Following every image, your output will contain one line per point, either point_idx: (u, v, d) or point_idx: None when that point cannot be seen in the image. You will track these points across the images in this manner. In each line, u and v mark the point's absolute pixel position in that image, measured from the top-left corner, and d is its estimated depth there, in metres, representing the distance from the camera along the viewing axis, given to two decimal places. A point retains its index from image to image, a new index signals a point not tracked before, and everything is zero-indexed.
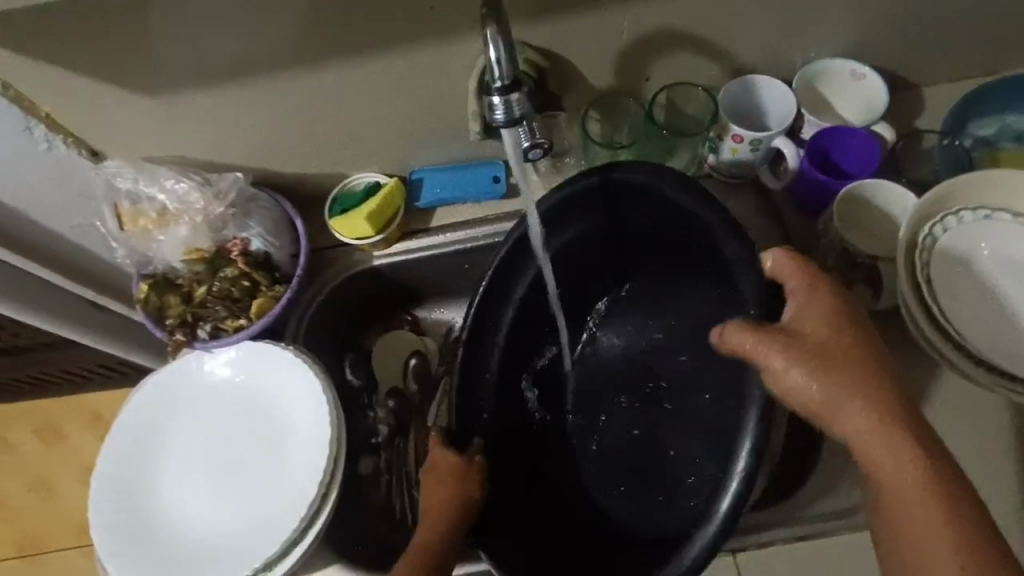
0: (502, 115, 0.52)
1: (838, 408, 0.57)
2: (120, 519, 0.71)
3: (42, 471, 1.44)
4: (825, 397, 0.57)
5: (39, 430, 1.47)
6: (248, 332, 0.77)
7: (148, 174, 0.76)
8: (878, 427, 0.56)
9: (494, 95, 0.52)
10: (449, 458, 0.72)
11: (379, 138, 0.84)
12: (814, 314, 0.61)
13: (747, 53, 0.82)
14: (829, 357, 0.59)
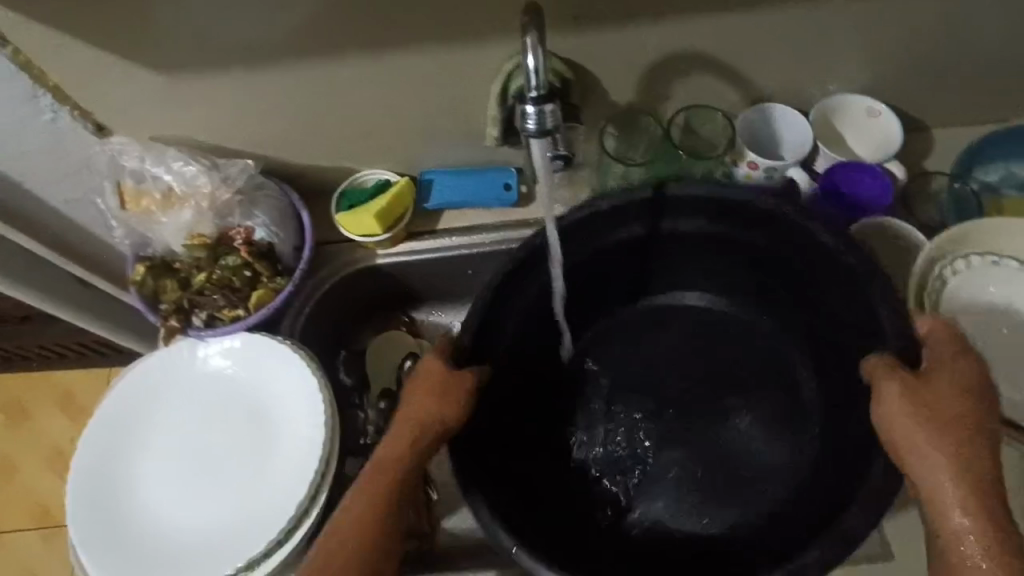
0: (534, 125, 0.52)
1: (940, 490, 0.54)
2: (98, 508, 0.69)
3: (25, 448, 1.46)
4: (930, 478, 0.54)
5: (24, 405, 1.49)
6: (245, 324, 0.75)
7: (156, 155, 0.74)
8: (984, 528, 0.52)
9: (528, 105, 0.52)
10: (435, 372, 0.65)
11: (393, 136, 0.83)
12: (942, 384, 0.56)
13: (767, 82, 0.82)
14: (947, 430, 0.55)
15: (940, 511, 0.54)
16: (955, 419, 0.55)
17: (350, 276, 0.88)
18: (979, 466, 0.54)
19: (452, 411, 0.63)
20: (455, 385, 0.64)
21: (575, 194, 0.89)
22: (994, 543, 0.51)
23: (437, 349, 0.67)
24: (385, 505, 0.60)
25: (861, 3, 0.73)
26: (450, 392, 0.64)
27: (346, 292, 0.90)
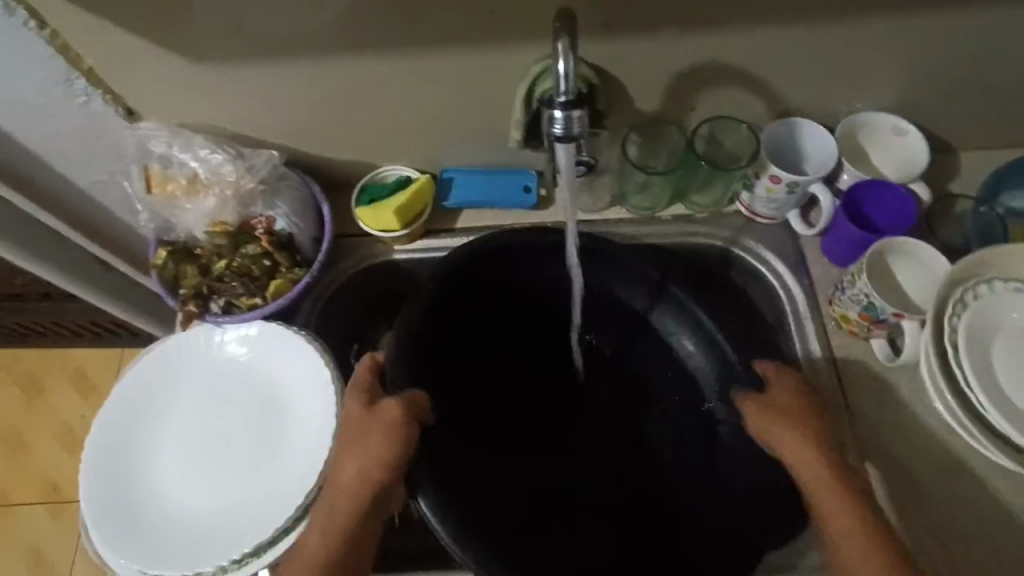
0: (561, 130, 0.53)
1: (812, 483, 0.64)
2: (108, 487, 0.70)
3: (70, 418, 1.60)
4: (804, 474, 0.65)
5: (73, 379, 1.64)
6: (261, 312, 0.75)
7: (184, 142, 0.75)
8: (851, 507, 0.62)
9: (557, 108, 0.52)
10: (355, 415, 0.65)
11: (417, 134, 0.83)
12: (789, 394, 0.70)
13: (795, 96, 0.82)
14: (799, 441, 0.66)
15: (817, 499, 0.64)
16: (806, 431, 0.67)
17: (366, 270, 0.89)
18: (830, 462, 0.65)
19: (379, 448, 0.62)
20: (376, 422, 0.63)
21: (596, 199, 0.89)
22: (862, 519, 0.61)
23: (357, 387, 0.68)
24: (345, 544, 0.61)
25: (895, 21, 0.72)
26: (371, 429, 0.63)
27: (361, 286, 0.91)
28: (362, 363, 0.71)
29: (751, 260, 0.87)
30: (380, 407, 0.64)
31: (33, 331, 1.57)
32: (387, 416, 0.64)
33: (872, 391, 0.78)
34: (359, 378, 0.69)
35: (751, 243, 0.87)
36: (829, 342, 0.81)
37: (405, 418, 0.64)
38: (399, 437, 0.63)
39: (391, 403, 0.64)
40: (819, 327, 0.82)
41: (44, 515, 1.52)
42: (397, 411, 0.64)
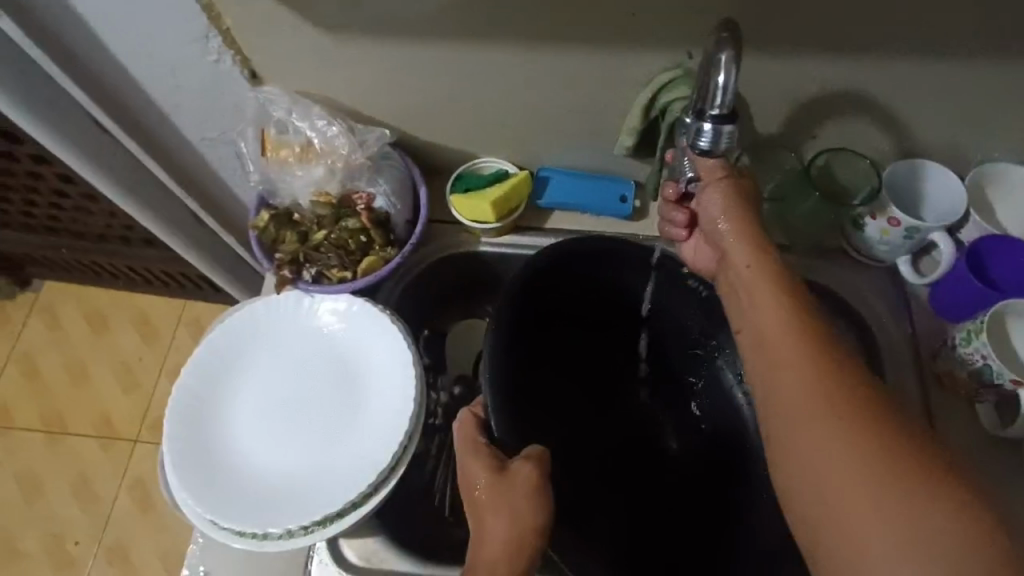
0: (708, 142, 0.54)
1: (770, 347, 0.59)
2: (190, 435, 0.71)
3: (132, 359, 1.66)
4: (762, 334, 0.60)
5: (139, 323, 1.71)
6: (351, 287, 0.77)
7: (303, 110, 0.76)
8: (810, 366, 0.55)
9: (707, 121, 0.54)
10: (487, 482, 0.60)
11: (524, 129, 0.82)
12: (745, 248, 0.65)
13: (926, 136, 0.77)
14: (741, 233, 0.66)
15: (760, 364, 0.59)
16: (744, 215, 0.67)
17: (449, 258, 0.89)
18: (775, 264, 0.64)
19: (526, 511, 0.58)
20: (516, 485, 0.60)
21: None
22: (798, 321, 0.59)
23: (473, 449, 0.64)
24: None
25: None
26: (510, 493, 0.59)
27: (442, 274, 0.90)
28: (462, 419, 0.68)
29: (850, 301, 0.83)
30: (514, 470, 0.61)
31: (111, 270, 1.65)
32: (525, 478, 0.60)
33: (971, 455, 0.74)
34: (470, 442, 0.65)
35: (850, 283, 0.84)
36: (928, 399, 0.77)
37: (541, 476, 0.60)
38: (540, 498, 0.59)
39: (525, 465, 0.61)
40: (917, 382, 0.78)
41: (98, 448, 1.59)
42: (533, 471, 0.60)
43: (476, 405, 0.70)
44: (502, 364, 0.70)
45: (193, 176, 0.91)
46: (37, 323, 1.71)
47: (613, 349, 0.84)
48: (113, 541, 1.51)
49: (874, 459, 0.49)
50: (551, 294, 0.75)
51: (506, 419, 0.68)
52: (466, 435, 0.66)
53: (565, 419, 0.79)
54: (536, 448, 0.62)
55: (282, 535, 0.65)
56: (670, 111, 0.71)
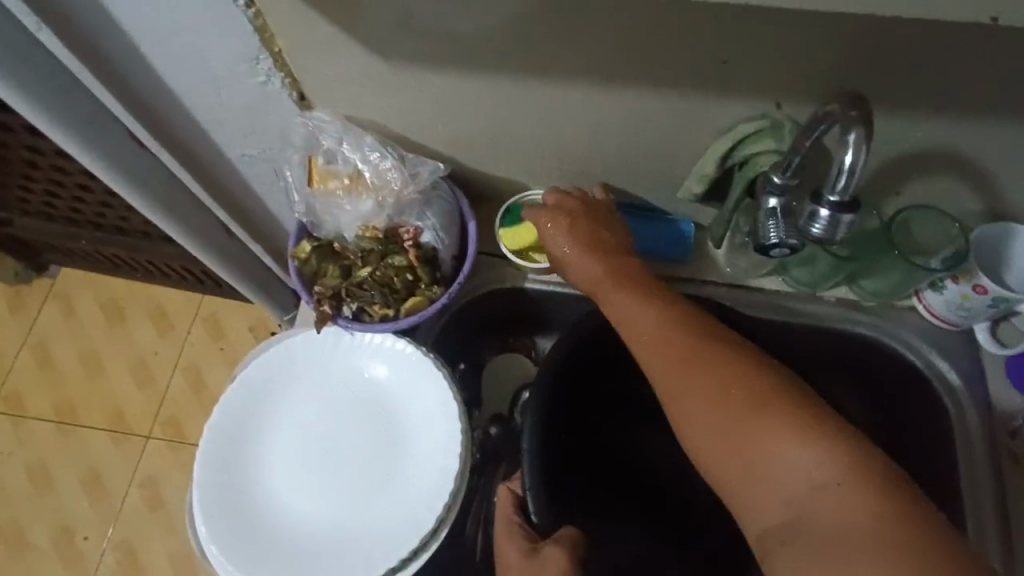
0: (825, 228, 0.57)
1: (696, 404, 0.54)
2: (220, 477, 0.67)
3: (148, 353, 1.63)
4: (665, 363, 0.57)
5: (155, 316, 1.67)
6: (396, 325, 0.72)
7: (355, 137, 0.72)
8: (721, 378, 0.54)
9: (823, 207, 0.57)
10: (518, 566, 0.62)
11: (582, 166, 0.77)
12: (615, 282, 0.64)
13: (1019, 200, 0.72)
14: (564, 249, 0.68)
15: (681, 408, 0.55)
16: (584, 234, 0.68)
17: (493, 294, 0.84)
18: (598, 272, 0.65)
19: None
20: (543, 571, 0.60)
21: (756, 266, 0.80)
22: (677, 338, 0.57)
23: (508, 531, 0.66)
24: None
25: None
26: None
27: (484, 309, 0.86)
28: (501, 499, 0.70)
29: (921, 367, 0.78)
30: (543, 554, 0.61)
31: (130, 263, 1.62)
32: (553, 564, 0.60)
33: None
34: (506, 524, 0.67)
35: (921, 346, 0.78)
36: (999, 479, 0.73)
37: (571, 564, 0.60)
38: None
39: (554, 553, 0.61)
40: (989, 461, 0.73)
41: (110, 443, 1.56)
42: (562, 557, 0.60)
43: (513, 481, 0.72)
44: (543, 435, 0.71)
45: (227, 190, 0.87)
46: (53, 310, 1.68)
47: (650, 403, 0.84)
48: (122, 539, 1.48)
49: (791, 442, 0.49)
50: (595, 354, 0.78)
51: (543, 498, 0.68)
52: (503, 512, 0.68)
53: (598, 473, 0.81)
54: (568, 531, 0.63)
55: None
56: (753, 164, 0.67)
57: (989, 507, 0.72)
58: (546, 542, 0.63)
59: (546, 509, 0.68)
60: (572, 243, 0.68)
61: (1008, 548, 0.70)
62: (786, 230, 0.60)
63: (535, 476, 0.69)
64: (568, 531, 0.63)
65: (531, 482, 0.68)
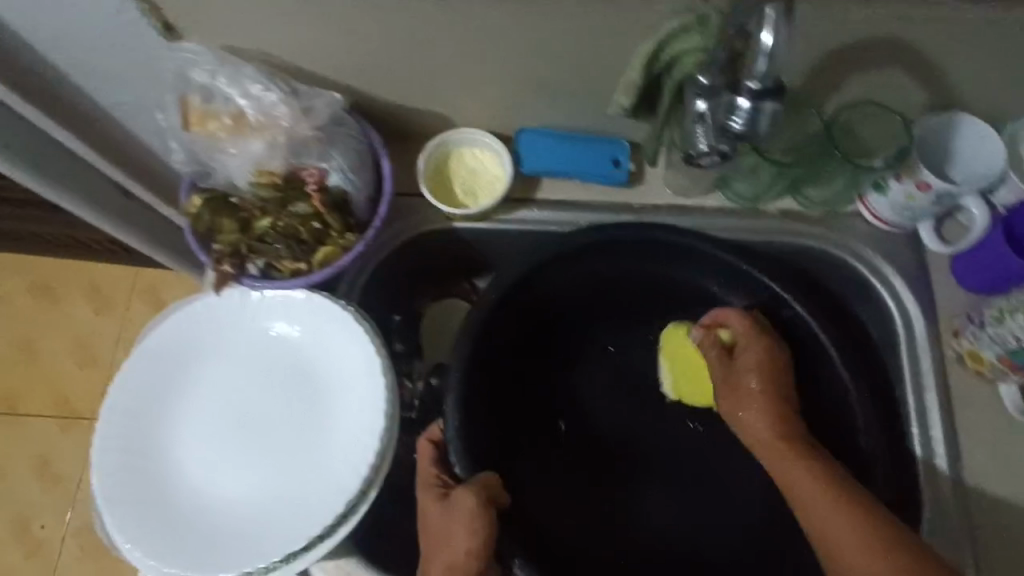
0: (744, 120, 0.52)
1: (847, 545, 0.60)
2: (122, 461, 0.62)
3: (92, 330, 1.46)
4: (812, 493, 0.64)
5: (86, 291, 1.48)
6: (308, 280, 0.66)
7: (231, 71, 0.62)
8: (851, 520, 0.61)
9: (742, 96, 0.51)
10: (434, 512, 0.64)
11: (502, 86, 0.70)
12: (773, 424, 0.70)
13: (963, 87, 0.67)
14: (736, 382, 0.73)
15: (830, 543, 0.61)
16: (761, 369, 0.72)
17: (422, 239, 0.78)
18: (767, 414, 0.71)
19: (463, 538, 0.62)
20: (456, 514, 0.63)
21: (695, 183, 0.76)
22: (835, 485, 0.63)
23: (425, 483, 0.67)
24: None
25: None
26: (453, 522, 0.63)
27: (415, 254, 0.80)
28: (421, 450, 0.70)
29: (863, 273, 0.75)
30: (454, 499, 0.63)
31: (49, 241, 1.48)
32: (462, 506, 0.63)
33: (990, 443, 0.69)
34: (425, 476, 0.68)
35: (865, 251, 0.75)
36: (946, 381, 0.71)
37: (481, 503, 0.63)
38: (479, 525, 0.62)
39: (465, 495, 0.63)
40: (937, 362, 0.72)
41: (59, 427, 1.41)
42: (471, 499, 0.63)
43: (431, 430, 0.71)
44: (469, 382, 0.70)
45: (110, 141, 0.76)
46: None
47: (586, 338, 0.82)
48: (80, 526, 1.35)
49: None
50: (527, 296, 0.75)
51: (466, 448, 0.68)
52: (423, 458, 0.69)
53: (534, 413, 0.80)
54: (483, 475, 0.65)
55: None
56: (679, 66, 0.60)
57: (935, 407, 0.71)
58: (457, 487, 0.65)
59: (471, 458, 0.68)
60: (748, 373, 0.72)
61: (954, 450, 0.69)
62: (714, 136, 0.56)
63: (460, 427, 0.69)
64: (482, 476, 0.65)
65: (455, 432, 0.68)
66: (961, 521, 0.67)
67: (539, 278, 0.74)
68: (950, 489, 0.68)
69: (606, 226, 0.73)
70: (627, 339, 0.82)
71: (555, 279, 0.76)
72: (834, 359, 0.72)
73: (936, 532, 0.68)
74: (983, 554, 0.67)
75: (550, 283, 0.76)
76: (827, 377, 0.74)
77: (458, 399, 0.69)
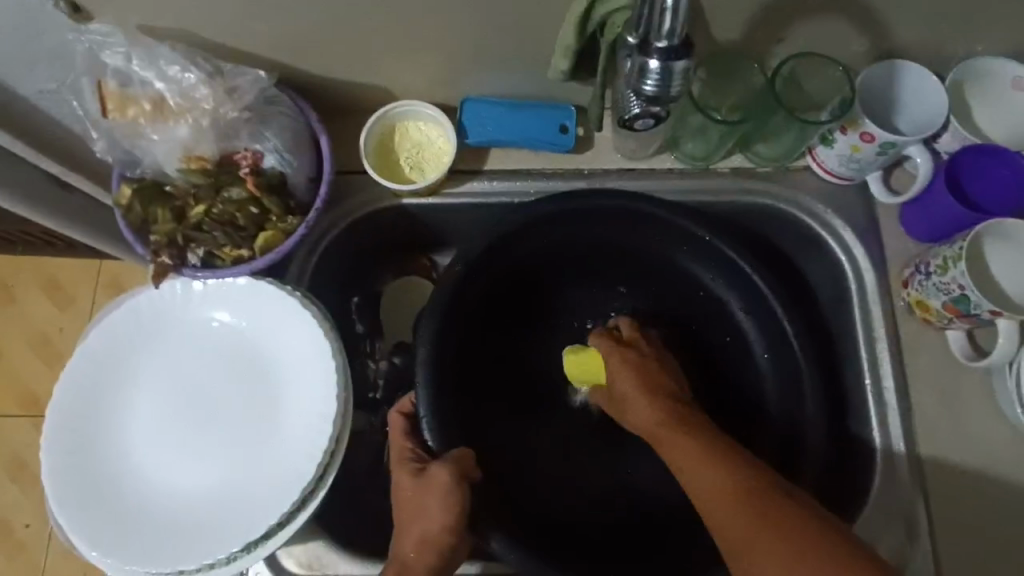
0: (653, 81, 0.51)
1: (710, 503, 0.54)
2: (72, 461, 0.62)
3: (48, 326, 1.24)
4: (677, 458, 0.58)
5: (45, 284, 1.26)
6: (251, 266, 0.64)
7: (145, 52, 0.59)
8: (712, 475, 0.55)
9: (651, 57, 0.50)
10: (407, 486, 0.63)
11: (436, 53, 0.68)
12: (647, 404, 0.64)
13: (901, 34, 0.67)
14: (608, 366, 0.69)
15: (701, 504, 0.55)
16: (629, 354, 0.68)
17: (369, 219, 0.76)
18: (635, 386, 0.66)
19: (438, 513, 0.61)
20: (430, 489, 0.62)
21: (644, 146, 0.74)
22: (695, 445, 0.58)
23: (397, 455, 0.66)
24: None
25: None
26: (427, 498, 0.62)
27: (367, 232, 0.78)
28: (393, 423, 0.69)
29: (815, 228, 0.75)
30: (430, 474, 0.62)
31: None
32: (438, 481, 0.62)
33: (938, 387, 0.71)
34: (399, 451, 0.66)
35: (817, 206, 0.75)
36: (897, 329, 0.72)
37: (457, 479, 0.62)
38: (455, 499, 0.62)
39: (442, 471, 0.62)
40: (886, 311, 0.73)
41: (32, 431, 1.21)
42: (448, 474, 0.62)
43: (402, 403, 0.70)
44: (438, 356, 0.69)
45: (31, 127, 0.72)
46: None
47: (550, 309, 0.82)
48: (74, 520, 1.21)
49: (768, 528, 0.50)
50: (494, 267, 0.74)
51: (438, 423, 0.67)
52: (396, 430, 0.68)
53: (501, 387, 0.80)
54: (461, 449, 0.65)
55: (200, 568, 0.58)
56: (610, 25, 0.59)
57: (886, 354, 0.72)
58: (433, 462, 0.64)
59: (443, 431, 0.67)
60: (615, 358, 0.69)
61: (904, 394, 0.71)
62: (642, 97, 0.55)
63: (431, 402, 0.67)
64: (460, 451, 0.64)
65: (427, 409, 0.67)
66: (913, 464, 0.69)
67: (503, 248, 0.73)
68: (901, 433, 0.70)
69: (560, 194, 0.71)
70: (586, 307, 0.82)
71: (519, 250, 0.74)
72: (783, 320, 0.72)
73: (888, 476, 0.69)
74: (934, 492, 0.69)
75: (515, 254, 0.74)
76: (779, 339, 0.74)
77: (428, 373, 0.68)
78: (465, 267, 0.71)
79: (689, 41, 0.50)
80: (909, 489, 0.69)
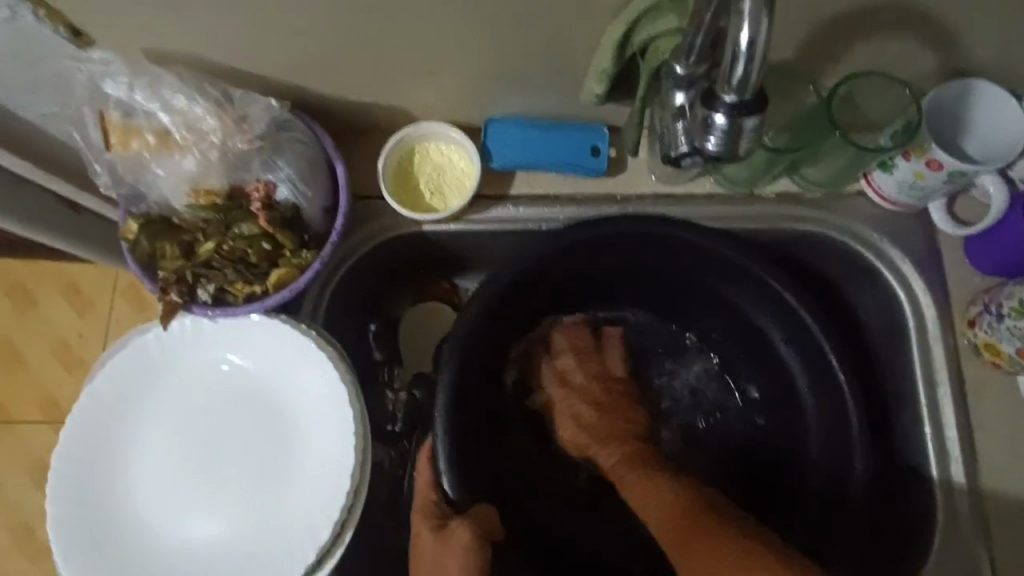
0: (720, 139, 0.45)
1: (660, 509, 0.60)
2: (78, 512, 0.59)
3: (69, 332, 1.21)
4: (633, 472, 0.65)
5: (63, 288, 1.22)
6: (263, 304, 0.60)
7: (149, 82, 0.56)
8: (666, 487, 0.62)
9: (717, 111, 0.45)
10: (426, 541, 0.60)
11: (459, 74, 0.64)
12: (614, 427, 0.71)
13: (971, 50, 0.60)
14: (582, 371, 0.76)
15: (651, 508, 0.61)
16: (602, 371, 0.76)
17: (389, 245, 0.72)
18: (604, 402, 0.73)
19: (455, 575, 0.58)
20: (449, 551, 0.58)
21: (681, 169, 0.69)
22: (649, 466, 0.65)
23: (419, 507, 0.62)
24: None
25: None
26: (446, 558, 0.58)
27: (387, 258, 0.74)
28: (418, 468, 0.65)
29: (870, 259, 0.69)
30: (449, 532, 0.59)
31: None
32: (457, 541, 0.58)
33: (1007, 434, 0.65)
34: (422, 502, 0.63)
35: (872, 235, 0.69)
36: (961, 370, 0.66)
37: (478, 540, 0.58)
38: (475, 563, 0.58)
39: (462, 529, 0.58)
40: (949, 350, 0.66)
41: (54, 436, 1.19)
42: (467, 534, 0.58)
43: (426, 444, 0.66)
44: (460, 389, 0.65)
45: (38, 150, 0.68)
46: None
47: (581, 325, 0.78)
48: None
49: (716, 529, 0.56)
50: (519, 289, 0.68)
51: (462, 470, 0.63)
52: (420, 477, 0.64)
53: None
54: (482, 508, 0.61)
55: None
56: (654, 50, 0.54)
57: (947, 396, 0.66)
58: (454, 518, 0.60)
59: (462, 484, 0.63)
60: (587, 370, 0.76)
61: (970, 443, 0.65)
62: (692, 143, 0.49)
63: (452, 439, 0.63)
64: (482, 510, 0.61)
65: (450, 457, 0.63)
66: (978, 518, 0.63)
67: (530, 277, 0.68)
68: (966, 485, 0.64)
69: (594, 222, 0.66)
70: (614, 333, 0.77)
71: (549, 279, 0.69)
72: (829, 355, 0.66)
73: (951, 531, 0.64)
74: (1001, 551, 0.63)
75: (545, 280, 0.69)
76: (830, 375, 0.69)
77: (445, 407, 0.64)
78: (490, 296, 0.66)
79: (760, 91, 0.44)
80: (973, 544, 0.63)
